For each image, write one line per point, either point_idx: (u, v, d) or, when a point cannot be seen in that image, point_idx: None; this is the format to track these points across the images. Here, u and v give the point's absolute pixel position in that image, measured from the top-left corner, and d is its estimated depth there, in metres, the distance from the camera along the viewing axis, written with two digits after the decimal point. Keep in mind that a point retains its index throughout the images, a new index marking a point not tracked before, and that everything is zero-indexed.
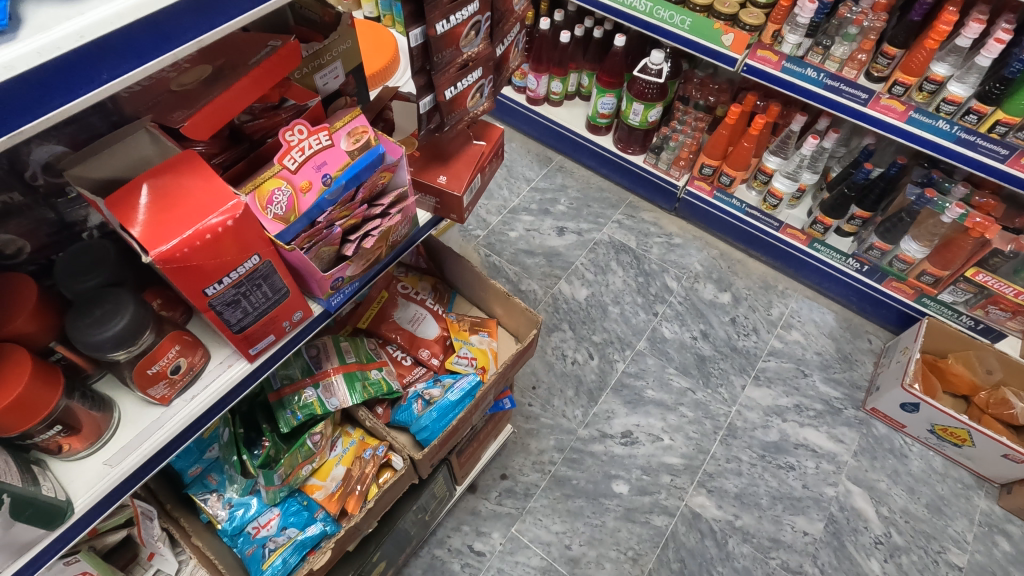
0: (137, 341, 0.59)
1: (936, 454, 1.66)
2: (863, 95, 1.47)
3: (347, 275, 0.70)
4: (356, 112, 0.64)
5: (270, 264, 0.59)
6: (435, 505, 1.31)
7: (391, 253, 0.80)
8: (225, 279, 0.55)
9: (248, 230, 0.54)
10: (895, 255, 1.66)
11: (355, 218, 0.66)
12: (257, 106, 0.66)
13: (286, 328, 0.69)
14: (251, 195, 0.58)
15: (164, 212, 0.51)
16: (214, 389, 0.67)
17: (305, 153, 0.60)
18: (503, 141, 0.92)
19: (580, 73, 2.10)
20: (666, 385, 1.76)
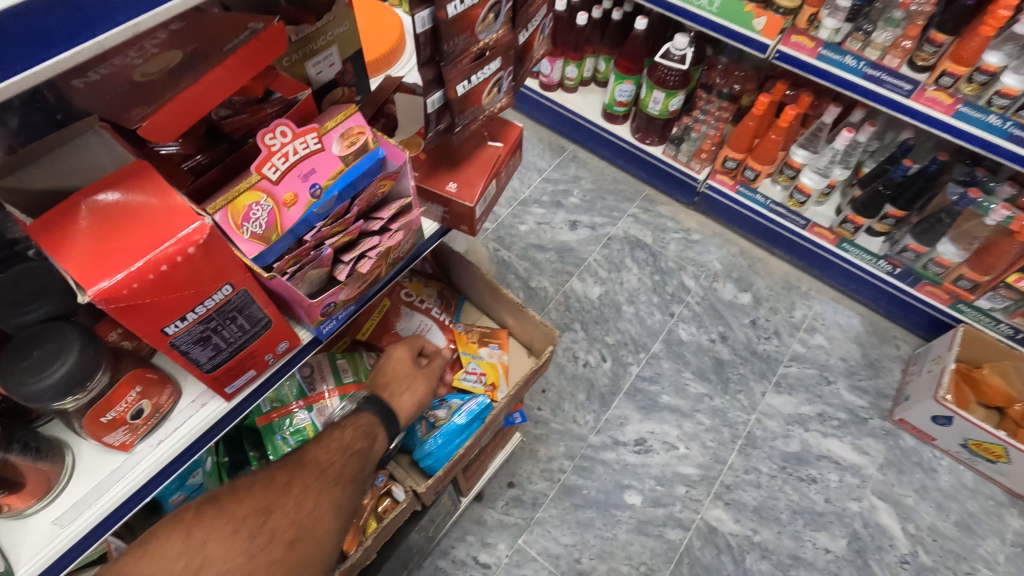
0: (86, 387, 0.53)
1: (966, 469, 1.57)
2: (907, 86, 1.36)
3: (340, 300, 0.63)
4: (352, 109, 0.56)
5: (245, 295, 0.52)
6: (440, 519, 1.25)
7: (391, 270, 0.74)
8: (188, 316, 0.49)
9: (215, 260, 0.47)
10: (930, 258, 1.56)
11: (350, 236, 0.59)
12: (239, 99, 0.59)
13: (269, 360, 0.64)
14: (223, 212, 0.50)
15: (111, 238, 0.44)
16: (183, 432, 0.64)
17: (289, 160, 0.53)
18: (522, 140, 0.83)
19: (596, 57, 1.99)
20: (682, 390, 1.68)
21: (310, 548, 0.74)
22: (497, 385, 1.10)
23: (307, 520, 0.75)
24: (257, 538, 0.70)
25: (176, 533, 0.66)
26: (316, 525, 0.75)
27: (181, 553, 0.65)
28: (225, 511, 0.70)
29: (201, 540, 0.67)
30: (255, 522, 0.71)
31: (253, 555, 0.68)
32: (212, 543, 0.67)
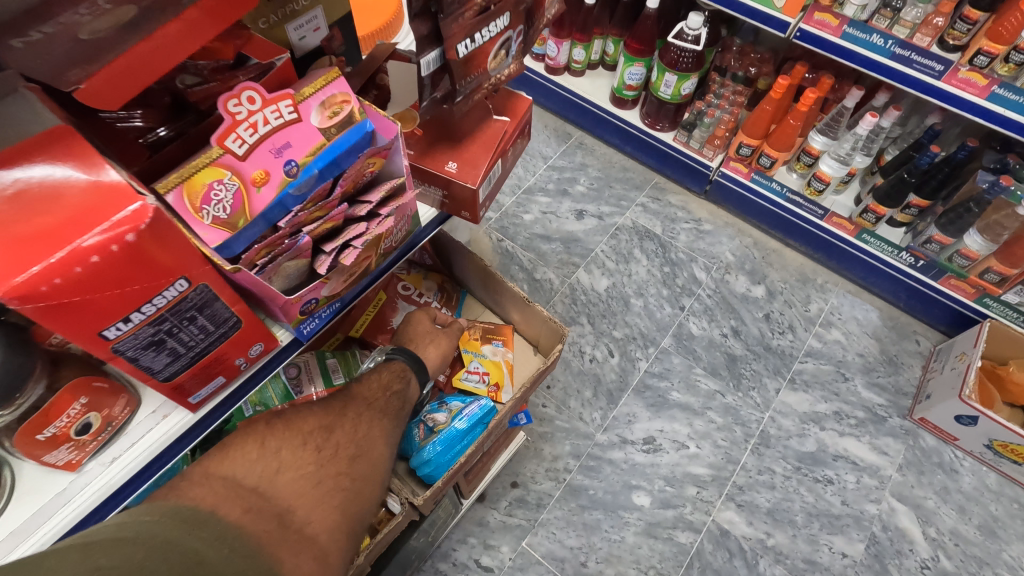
0: (14, 399, 0.49)
1: (989, 470, 1.51)
2: (939, 67, 1.27)
3: (322, 296, 0.59)
4: (333, 74, 0.52)
5: (204, 291, 0.48)
6: (440, 523, 1.19)
7: (383, 264, 0.69)
8: (132, 318, 0.44)
9: (167, 253, 0.43)
10: (956, 250, 1.48)
11: (333, 222, 0.55)
12: (206, 64, 0.52)
13: (240, 365, 0.60)
14: (177, 190, 0.46)
15: (28, 223, 0.38)
16: (139, 446, 0.60)
17: (259, 131, 0.48)
18: (530, 116, 0.76)
19: (605, 39, 1.90)
20: (693, 387, 1.61)
21: (368, 465, 0.80)
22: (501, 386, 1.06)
23: (362, 442, 0.81)
24: (323, 450, 0.77)
25: (252, 443, 0.73)
26: (371, 445, 0.82)
27: (259, 457, 0.72)
28: (293, 426, 0.78)
29: (276, 448, 0.74)
30: (320, 436, 0.78)
31: (321, 464, 0.75)
32: (285, 451, 0.74)
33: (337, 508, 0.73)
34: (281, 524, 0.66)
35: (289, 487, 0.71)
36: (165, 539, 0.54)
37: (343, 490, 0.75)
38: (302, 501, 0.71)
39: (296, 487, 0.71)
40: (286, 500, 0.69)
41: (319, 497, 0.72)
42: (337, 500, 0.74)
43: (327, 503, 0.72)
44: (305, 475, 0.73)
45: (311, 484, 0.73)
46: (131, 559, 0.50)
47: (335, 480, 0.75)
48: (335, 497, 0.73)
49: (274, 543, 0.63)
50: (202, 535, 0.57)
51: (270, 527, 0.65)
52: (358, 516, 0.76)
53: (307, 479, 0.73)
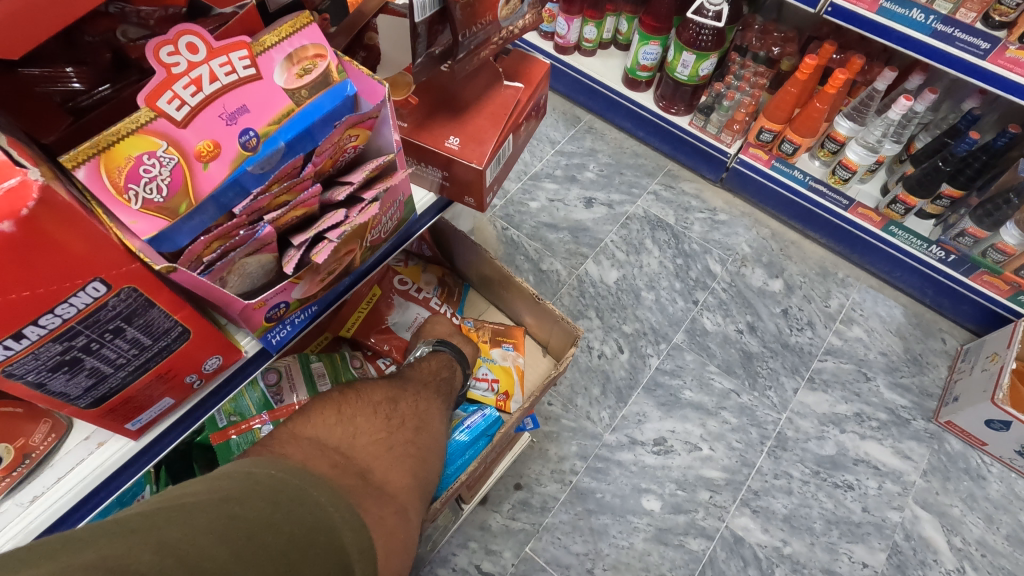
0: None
1: (1018, 477, 1.43)
2: (984, 45, 1.17)
3: (293, 297, 0.51)
4: (303, 19, 0.44)
5: (128, 297, 0.41)
6: (439, 532, 1.12)
7: (370, 261, 0.61)
8: (26, 335, 0.37)
9: (66, 250, 0.36)
10: (991, 245, 1.39)
11: (306, 208, 0.48)
12: (149, 10, 0.46)
13: (190, 380, 0.54)
14: (96, 161, 0.38)
15: None
16: (67, 478, 0.54)
17: (205, 92, 0.41)
18: (546, 82, 0.67)
19: (618, 16, 1.79)
20: (706, 386, 1.53)
21: (432, 437, 0.79)
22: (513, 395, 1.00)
23: (424, 414, 0.80)
24: (391, 418, 0.77)
25: (328, 411, 0.73)
26: (432, 419, 0.81)
27: (337, 422, 0.72)
28: (362, 397, 0.78)
29: (351, 415, 0.74)
30: (387, 406, 0.78)
31: (390, 431, 0.75)
32: (359, 417, 0.74)
33: (408, 472, 0.72)
34: (363, 482, 0.66)
35: (365, 450, 0.70)
36: (289, 497, 0.54)
37: (412, 456, 0.74)
38: (378, 463, 0.70)
39: (372, 451, 0.71)
40: (363, 460, 0.69)
41: (392, 461, 0.72)
42: (408, 465, 0.73)
43: (399, 466, 0.72)
44: (378, 440, 0.73)
45: (384, 448, 0.72)
46: (260, 515, 0.51)
47: (406, 447, 0.75)
48: (405, 462, 0.73)
49: (360, 498, 0.63)
50: (318, 497, 0.57)
51: (354, 483, 0.64)
52: (428, 481, 0.75)
53: (380, 443, 0.72)
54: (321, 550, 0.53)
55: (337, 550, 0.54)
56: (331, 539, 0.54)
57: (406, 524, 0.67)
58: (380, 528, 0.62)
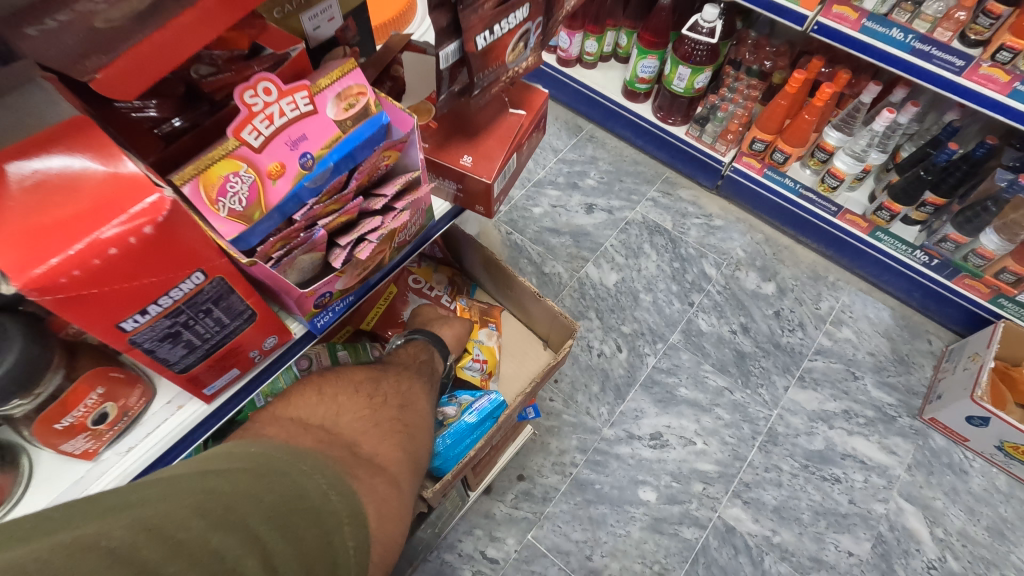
0: (35, 388, 0.48)
1: (999, 472, 1.49)
2: (960, 62, 1.25)
3: (336, 288, 0.59)
4: (349, 65, 0.51)
5: (220, 283, 0.48)
6: (446, 516, 1.20)
7: (395, 258, 0.69)
8: (148, 310, 0.44)
9: (183, 247, 0.43)
10: (972, 250, 1.46)
11: (348, 215, 0.55)
12: (219, 54, 0.52)
13: (253, 356, 0.61)
14: (193, 183, 0.45)
15: (39, 213, 0.38)
16: (158, 436, 0.61)
17: (274, 124, 0.47)
18: (547, 109, 0.76)
19: (618, 31, 1.87)
20: (701, 383, 1.61)
21: (417, 414, 0.85)
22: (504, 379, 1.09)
23: (408, 395, 0.86)
24: (374, 397, 0.82)
25: (310, 392, 0.78)
26: (416, 399, 0.87)
27: (319, 402, 0.77)
28: (343, 378, 0.83)
29: (333, 395, 0.79)
30: (369, 386, 0.84)
31: (375, 409, 0.80)
32: (342, 396, 0.79)
33: (397, 447, 0.77)
34: (352, 454, 0.70)
35: (351, 426, 0.75)
36: (267, 471, 0.55)
37: (399, 433, 0.79)
38: (365, 438, 0.75)
39: (357, 427, 0.76)
40: (351, 436, 0.74)
41: (379, 435, 0.77)
42: (397, 441, 0.78)
43: (387, 441, 0.77)
44: (363, 418, 0.78)
45: (370, 425, 0.77)
46: (240, 488, 0.51)
47: (392, 423, 0.80)
48: (393, 437, 0.78)
49: (351, 467, 0.67)
50: (298, 469, 0.58)
51: (344, 454, 0.69)
52: (416, 455, 0.80)
53: (366, 420, 0.78)
54: (305, 517, 0.54)
55: (322, 517, 0.55)
56: (315, 508, 0.55)
57: (398, 491, 0.72)
58: (374, 495, 0.67)
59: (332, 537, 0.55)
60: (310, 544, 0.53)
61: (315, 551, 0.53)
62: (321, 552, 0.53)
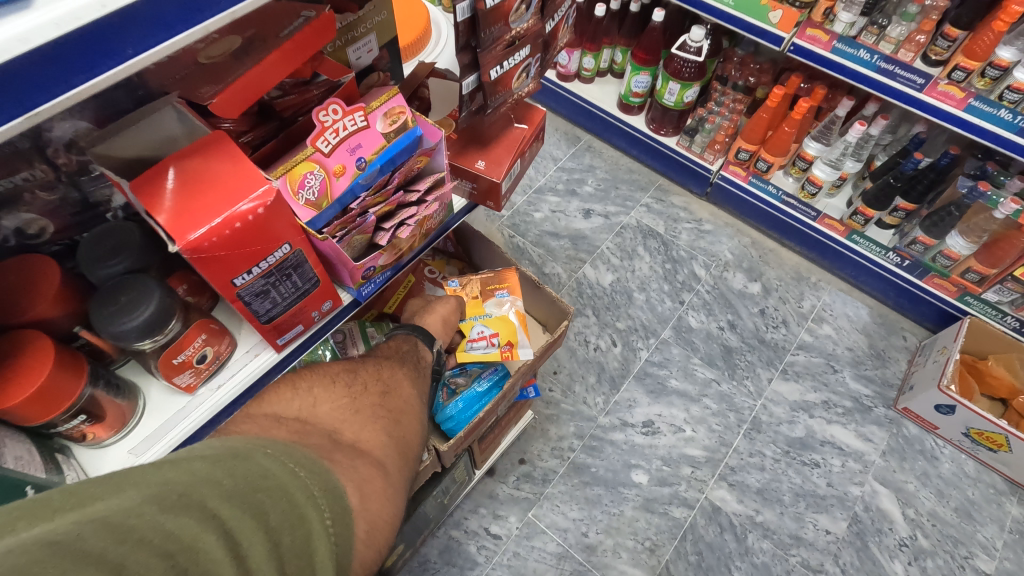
0: (162, 329, 0.58)
1: (968, 457, 1.61)
2: (920, 80, 1.38)
3: (380, 263, 0.70)
4: (393, 91, 0.62)
5: (300, 254, 0.59)
6: (454, 489, 1.31)
7: (423, 242, 0.80)
8: (255, 268, 0.55)
9: (280, 225, 0.54)
10: (939, 251, 1.59)
11: (390, 205, 0.67)
12: (288, 81, 0.64)
13: (315, 317, 0.70)
14: (282, 179, 0.56)
15: (192, 197, 0.50)
16: (241, 378, 0.69)
17: (339, 135, 0.59)
18: (545, 123, 0.89)
19: (613, 48, 2.01)
20: (690, 375, 1.72)
21: (402, 400, 0.78)
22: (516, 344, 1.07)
23: (391, 381, 0.80)
24: (353, 386, 0.75)
25: (283, 389, 0.70)
26: (399, 386, 0.80)
27: (293, 395, 0.69)
28: (318, 370, 0.75)
29: (308, 387, 0.71)
30: (348, 375, 0.77)
31: (355, 396, 0.73)
32: (317, 388, 0.72)
33: (382, 430, 0.71)
34: (332, 441, 0.64)
35: (331, 415, 0.68)
36: (230, 453, 0.49)
37: (383, 417, 0.73)
38: (347, 425, 0.68)
39: (337, 415, 0.69)
40: (330, 424, 0.67)
41: (362, 422, 0.70)
42: (381, 425, 0.72)
43: (371, 425, 0.70)
44: (343, 405, 0.71)
45: (351, 412, 0.71)
46: (197, 473, 0.45)
47: (375, 408, 0.73)
48: (377, 421, 0.72)
49: (329, 452, 0.61)
50: (263, 451, 0.52)
51: (322, 441, 0.62)
52: (404, 439, 0.73)
53: (345, 408, 0.71)
54: (272, 496, 0.48)
55: (292, 493, 0.49)
56: (284, 484, 0.49)
57: (384, 475, 0.65)
58: (355, 477, 0.60)
59: (306, 512, 0.49)
60: (280, 524, 0.46)
61: (286, 527, 0.46)
62: (293, 529, 0.47)
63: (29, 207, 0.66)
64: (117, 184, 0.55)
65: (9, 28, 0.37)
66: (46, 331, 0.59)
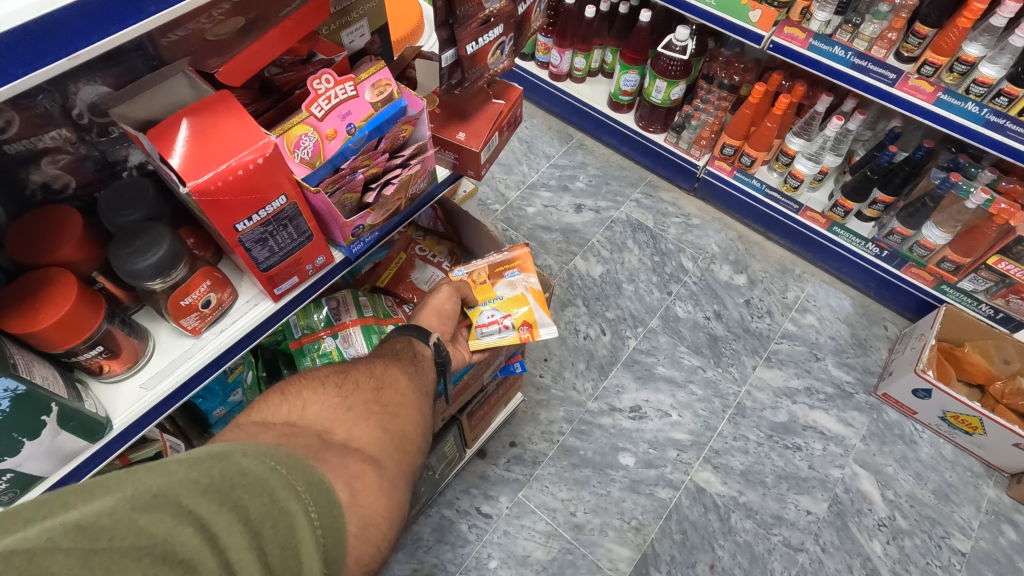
0: (171, 272, 0.65)
1: (946, 442, 1.65)
2: (891, 75, 1.44)
3: (368, 223, 0.77)
4: (380, 65, 0.68)
5: (295, 206, 0.65)
6: (444, 465, 1.37)
7: (409, 207, 0.86)
8: (254, 216, 0.62)
9: (275, 177, 0.60)
10: (916, 241, 1.65)
11: (377, 168, 0.72)
12: (287, 59, 0.71)
13: (309, 271, 0.76)
14: (280, 138, 0.63)
15: (201, 146, 0.56)
16: (241, 324, 0.75)
17: (331, 102, 0.65)
18: (521, 101, 0.95)
19: (604, 49, 2.09)
20: (677, 362, 1.78)
21: (397, 394, 0.77)
22: (533, 323, 1.08)
23: (383, 377, 0.79)
24: (344, 385, 0.74)
25: (273, 395, 0.70)
26: (394, 379, 0.79)
27: (282, 401, 0.69)
28: (307, 373, 0.75)
29: (297, 390, 0.71)
30: (338, 376, 0.76)
31: (347, 395, 0.72)
32: (306, 391, 0.71)
33: (376, 426, 0.69)
34: (322, 441, 0.62)
35: (321, 416, 0.67)
36: (208, 453, 0.49)
37: (377, 413, 0.71)
38: (339, 424, 0.67)
39: (328, 415, 0.68)
40: (321, 424, 0.66)
41: (355, 420, 0.69)
42: (374, 421, 0.70)
43: (364, 423, 0.69)
44: (334, 405, 0.70)
45: (342, 411, 0.69)
46: (173, 473, 0.46)
47: (368, 405, 0.72)
48: (370, 419, 0.70)
49: (317, 452, 0.59)
50: (244, 449, 0.51)
51: (311, 441, 0.61)
52: (401, 435, 0.72)
53: (337, 407, 0.69)
54: (251, 492, 0.48)
55: (272, 488, 0.49)
56: (264, 480, 0.49)
57: (379, 469, 0.64)
58: (345, 473, 0.59)
59: (287, 506, 0.50)
60: (259, 517, 0.48)
61: (266, 520, 0.48)
62: (273, 522, 0.48)
63: (54, 164, 0.74)
64: (136, 141, 0.62)
65: None
66: (70, 272, 0.66)
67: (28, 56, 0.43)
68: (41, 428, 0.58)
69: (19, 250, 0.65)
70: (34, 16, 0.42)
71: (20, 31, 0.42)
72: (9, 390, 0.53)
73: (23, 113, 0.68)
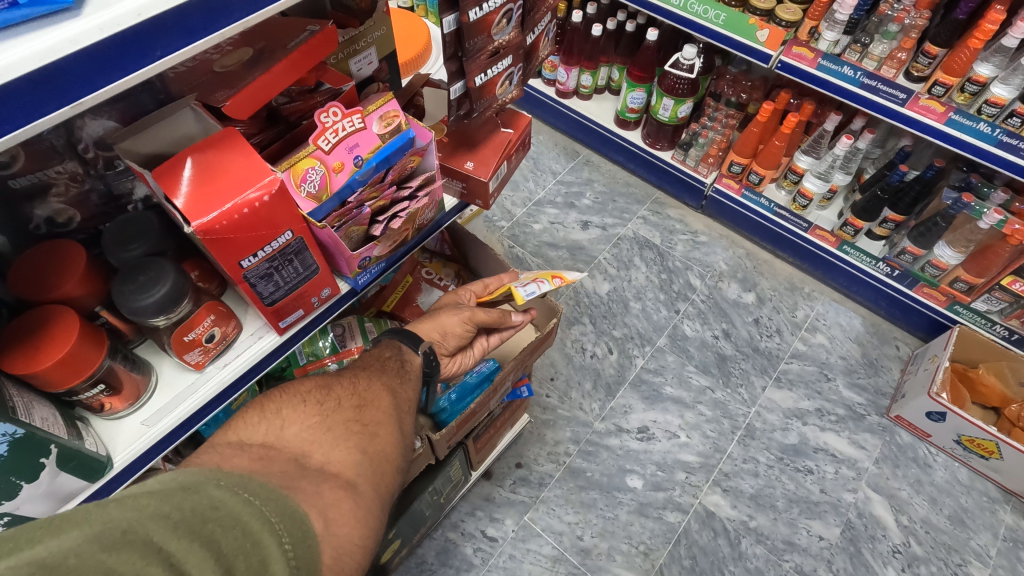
0: (175, 308, 0.64)
1: (961, 465, 1.62)
2: (902, 95, 1.42)
3: (375, 254, 0.76)
4: (388, 97, 0.68)
5: (302, 241, 0.64)
6: (449, 489, 1.35)
7: (416, 236, 0.85)
8: (259, 252, 0.61)
9: (280, 213, 0.59)
10: (928, 261, 1.62)
11: (384, 199, 0.72)
12: (294, 89, 0.71)
13: (314, 303, 0.75)
14: (286, 173, 0.62)
15: (206, 185, 0.56)
16: (244, 358, 0.75)
17: (338, 135, 0.64)
18: (530, 129, 0.94)
19: (610, 66, 2.10)
20: (685, 382, 1.75)
21: (379, 412, 0.75)
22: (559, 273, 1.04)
23: (367, 394, 0.77)
24: (325, 403, 0.72)
25: (252, 413, 0.69)
26: (376, 397, 0.77)
27: (260, 420, 0.68)
28: (290, 390, 0.74)
29: (277, 410, 0.69)
30: (319, 393, 0.74)
31: (327, 414, 0.70)
32: (286, 409, 0.69)
33: (355, 448, 0.67)
34: (297, 467, 0.61)
35: (299, 437, 0.65)
36: (180, 485, 0.46)
37: (357, 433, 0.69)
38: (315, 446, 0.65)
39: (307, 436, 0.66)
40: (297, 447, 0.64)
41: (334, 441, 0.67)
42: (354, 442, 0.68)
43: (343, 445, 0.67)
44: (313, 425, 0.68)
45: (322, 431, 0.67)
46: (144, 507, 0.43)
47: (348, 425, 0.70)
48: (350, 440, 0.68)
49: (292, 480, 0.57)
50: (217, 480, 0.48)
51: (287, 468, 0.60)
52: (381, 458, 0.69)
53: (317, 427, 0.67)
54: (223, 526, 0.45)
55: (245, 521, 0.46)
56: (237, 513, 0.46)
57: (356, 496, 0.61)
58: (320, 502, 0.56)
59: (260, 539, 0.46)
60: (232, 552, 0.44)
61: (238, 554, 0.44)
62: (246, 556, 0.45)
63: (60, 197, 0.74)
64: (139, 175, 0.62)
65: (63, 31, 0.44)
66: (73, 308, 0.65)
67: (30, 103, 0.43)
68: (40, 470, 0.58)
69: (22, 286, 0.64)
70: (37, 65, 0.42)
71: (22, 80, 0.42)
72: (8, 435, 0.53)
73: (29, 148, 0.69)
